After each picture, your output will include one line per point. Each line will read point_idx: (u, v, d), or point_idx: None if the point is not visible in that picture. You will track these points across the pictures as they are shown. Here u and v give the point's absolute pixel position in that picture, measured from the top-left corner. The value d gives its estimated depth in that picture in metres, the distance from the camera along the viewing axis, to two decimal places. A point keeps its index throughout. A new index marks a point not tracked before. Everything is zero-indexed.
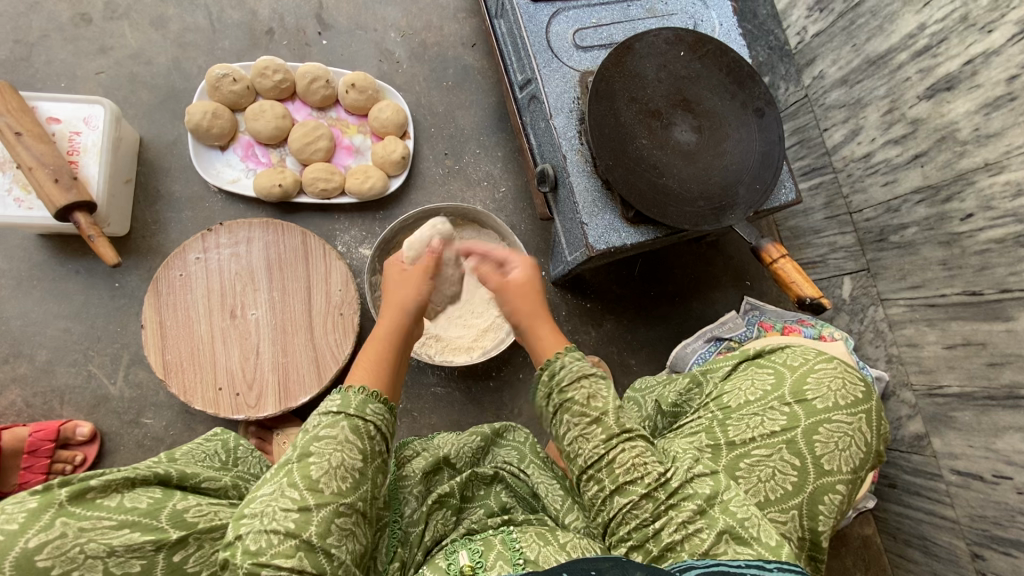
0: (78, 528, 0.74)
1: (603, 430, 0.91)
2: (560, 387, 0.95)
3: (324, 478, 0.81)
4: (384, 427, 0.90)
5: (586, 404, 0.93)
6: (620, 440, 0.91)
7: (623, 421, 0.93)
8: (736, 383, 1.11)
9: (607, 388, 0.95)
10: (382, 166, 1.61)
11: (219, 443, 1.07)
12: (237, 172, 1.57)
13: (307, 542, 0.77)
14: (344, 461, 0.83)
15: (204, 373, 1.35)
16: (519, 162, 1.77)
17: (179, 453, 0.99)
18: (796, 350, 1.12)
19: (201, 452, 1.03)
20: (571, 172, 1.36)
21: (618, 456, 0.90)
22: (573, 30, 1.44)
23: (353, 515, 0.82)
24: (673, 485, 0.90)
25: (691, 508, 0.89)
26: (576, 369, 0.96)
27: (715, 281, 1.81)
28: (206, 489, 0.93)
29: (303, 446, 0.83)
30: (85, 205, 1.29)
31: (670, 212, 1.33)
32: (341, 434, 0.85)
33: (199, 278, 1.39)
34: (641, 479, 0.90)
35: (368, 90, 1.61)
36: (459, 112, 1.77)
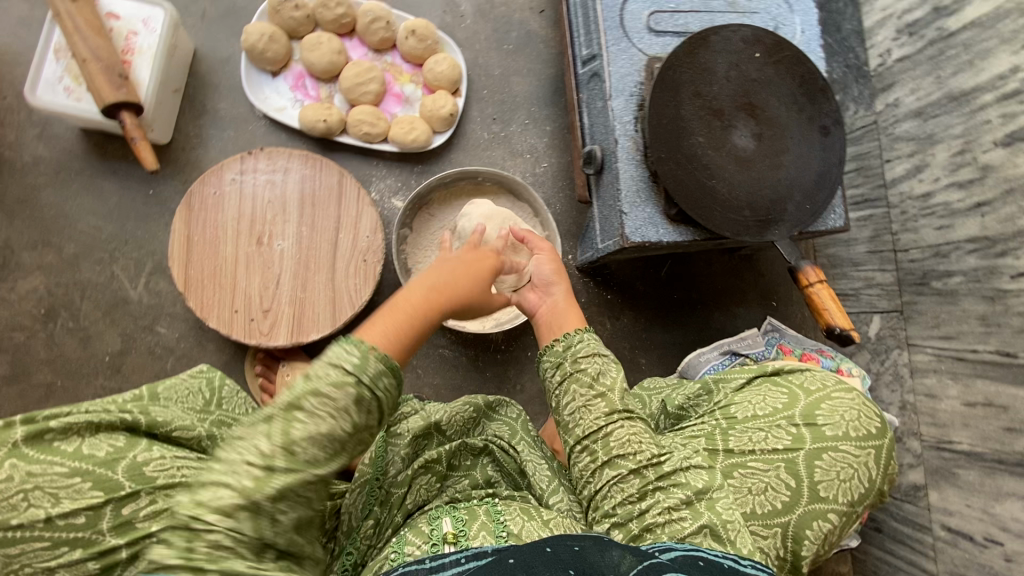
0: (25, 473, 0.82)
1: (606, 406, 0.98)
2: (574, 356, 1.02)
3: (301, 440, 0.71)
4: (385, 404, 0.77)
5: (595, 378, 1.00)
6: (619, 417, 0.97)
7: (626, 401, 0.99)
8: (747, 396, 1.08)
9: (615, 369, 1.02)
10: (430, 120, 1.59)
11: (205, 380, 1.06)
12: (284, 101, 1.55)
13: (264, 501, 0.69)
14: (331, 430, 0.72)
15: (224, 294, 1.36)
16: (567, 139, 1.73)
17: (162, 390, 1.00)
18: (814, 374, 1.11)
19: (185, 389, 1.03)
20: (620, 158, 1.32)
21: (614, 431, 0.96)
22: (649, 12, 1.39)
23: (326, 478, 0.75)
24: (663, 467, 0.94)
25: (677, 494, 0.91)
26: (591, 346, 1.03)
27: (741, 296, 1.79)
28: (177, 438, 0.94)
29: (297, 396, 0.72)
30: (132, 104, 1.28)
31: (713, 217, 1.30)
32: (341, 400, 0.73)
33: (231, 199, 1.39)
34: (632, 455, 0.95)
35: (427, 40, 1.58)
36: (515, 78, 1.72)
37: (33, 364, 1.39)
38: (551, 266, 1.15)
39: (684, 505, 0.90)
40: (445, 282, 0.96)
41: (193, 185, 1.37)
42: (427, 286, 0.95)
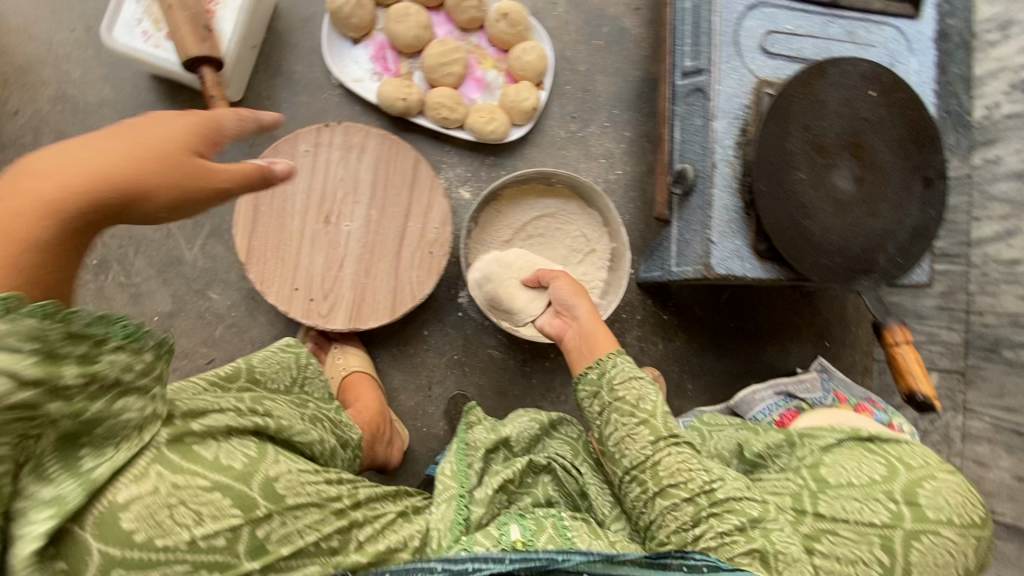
0: (171, 485, 0.67)
1: (652, 434, 1.00)
2: (610, 386, 1.05)
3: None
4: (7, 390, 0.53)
5: (635, 405, 1.02)
6: (666, 444, 0.99)
7: (670, 425, 1.01)
8: (839, 460, 1.04)
9: (655, 394, 1.04)
10: (510, 112, 1.52)
11: (293, 356, 1.05)
12: (362, 72, 1.47)
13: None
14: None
15: (285, 269, 1.31)
16: (645, 148, 1.66)
17: (255, 363, 0.98)
18: (913, 448, 1.07)
19: (276, 362, 1.01)
20: (716, 184, 1.26)
21: (663, 459, 0.98)
22: (765, 31, 1.30)
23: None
24: (716, 494, 0.95)
25: (733, 522, 0.93)
26: (627, 368, 1.05)
27: (795, 332, 1.77)
28: (296, 443, 0.84)
29: None
30: (215, 61, 1.20)
31: (803, 259, 1.25)
32: None
33: (303, 172, 1.32)
34: (684, 483, 0.96)
35: (519, 26, 1.50)
36: (600, 77, 1.64)
37: None
38: (569, 291, 1.18)
39: (742, 535, 0.92)
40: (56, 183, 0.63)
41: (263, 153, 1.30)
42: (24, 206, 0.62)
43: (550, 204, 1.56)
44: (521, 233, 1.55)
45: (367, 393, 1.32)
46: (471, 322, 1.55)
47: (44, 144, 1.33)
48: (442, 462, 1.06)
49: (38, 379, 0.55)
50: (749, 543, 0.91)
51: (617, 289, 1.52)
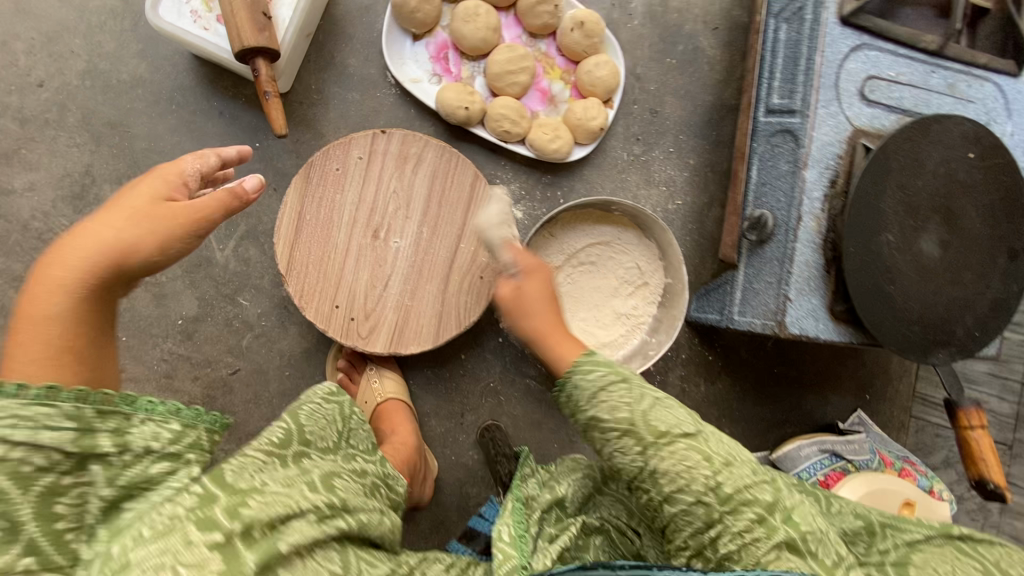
0: None
1: (637, 442, 0.91)
2: (581, 406, 0.97)
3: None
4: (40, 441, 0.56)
5: (612, 417, 0.93)
6: (656, 450, 0.90)
7: (654, 424, 0.91)
8: (928, 559, 0.94)
9: (628, 395, 0.94)
10: (574, 130, 1.41)
11: (336, 407, 0.97)
12: (421, 72, 1.36)
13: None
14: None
15: (327, 284, 1.21)
16: (709, 179, 1.56)
17: (300, 416, 0.88)
18: (1010, 553, 0.98)
19: (322, 416, 0.93)
20: (799, 238, 1.17)
21: (659, 466, 0.89)
22: (866, 76, 1.21)
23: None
24: (724, 491, 0.87)
25: (751, 519, 0.85)
26: (590, 384, 0.97)
27: (836, 382, 1.72)
28: (369, 534, 0.81)
29: None
30: (271, 53, 1.08)
31: (882, 325, 1.18)
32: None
33: (354, 180, 1.22)
34: (688, 487, 0.88)
35: (593, 38, 1.38)
36: (670, 99, 1.54)
37: None
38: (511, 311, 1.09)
39: (764, 532, 0.84)
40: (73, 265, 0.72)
41: (312, 160, 1.20)
42: (49, 297, 0.71)
43: (605, 232, 1.47)
44: (572, 260, 1.47)
45: (404, 425, 1.24)
46: (512, 349, 1.47)
47: (70, 123, 1.22)
48: (498, 523, 0.98)
49: (77, 444, 0.58)
50: (773, 539, 0.84)
51: (670, 329, 1.44)
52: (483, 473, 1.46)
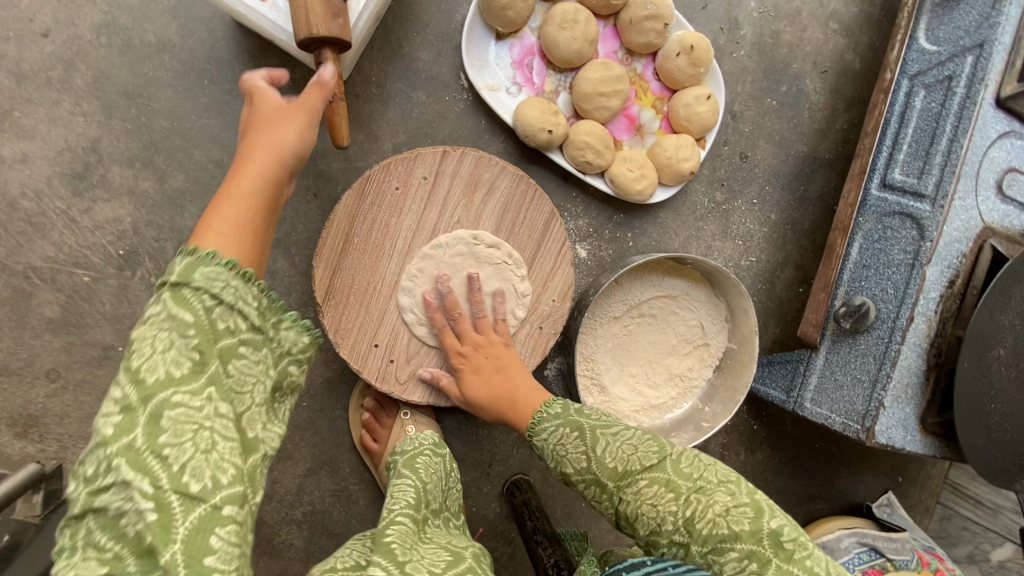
0: None
1: (602, 489, 0.88)
2: (546, 460, 0.95)
3: (146, 365, 0.58)
4: (234, 298, 0.61)
5: (575, 465, 0.91)
6: (624, 494, 0.86)
7: (613, 466, 0.87)
8: None
9: (581, 442, 0.91)
10: (661, 168, 1.23)
11: (443, 461, 0.97)
12: (500, 78, 1.17)
13: (120, 452, 0.55)
14: (170, 343, 0.58)
15: (368, 319, 1.04)
16: (790, 238, 1.42)
17: (418, 471, 0.91)
18: None
19: (434, 471, 0.93)
20: (906, 341, 1.05)
21: (632, 509, 0.85)
22: (1008, 167, 1.06)
23: (200, 410, 0.59)
24: (696, 527, 0.79)
25: (738, 557, 0.76)
26: (549, 445, 0.94)
27: (875, 462, 1.63)
28: None
29: (150, 376, 0.58)
30: (342, 45, 0.87)
31: (977, 445, 1.05)
32: (178, 332, 0.59)
33: (416, 204, 1.04)
34: (665, 525, 0.81)
35: (700, 68, 1.20)
36: (763, 143, 1.37)
37: (91, 316, 1.05)
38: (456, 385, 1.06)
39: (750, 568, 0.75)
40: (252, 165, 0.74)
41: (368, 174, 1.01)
42: (238, 187, 0.71)
43: (674, 285, 1.32)
44: (633, 311, 1.32)
45: None
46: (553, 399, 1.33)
47: (79, 86, 1.02)
48: None
49: (260, 324, 0.64)
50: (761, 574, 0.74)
51: (728, 402, 1.31)
52: (503, 529, 1.33)
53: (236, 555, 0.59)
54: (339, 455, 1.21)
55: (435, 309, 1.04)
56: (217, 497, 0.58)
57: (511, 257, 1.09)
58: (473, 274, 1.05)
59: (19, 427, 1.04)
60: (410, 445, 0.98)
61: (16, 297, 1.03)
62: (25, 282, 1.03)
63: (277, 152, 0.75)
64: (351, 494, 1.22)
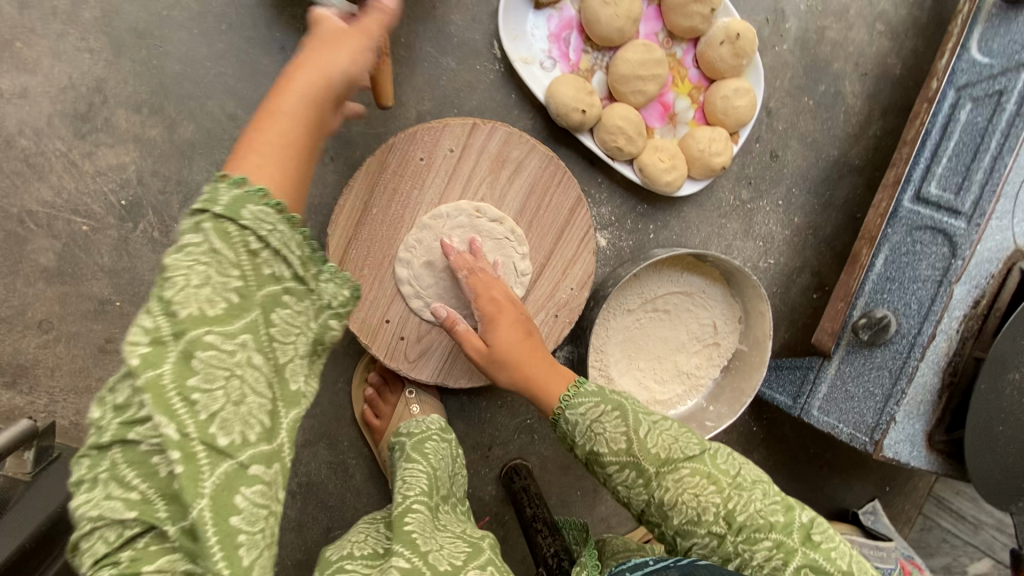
0: None
1: (640, 474, 0.82)
2: (574, 439, 0.87)
3: (181, 295, 0.51)
4: (280, 244, 0.56)
5: (609, 446, 0.84)
6: (660, 480, 0.81)
7: (653, 451, 0.82)
8: None
9: (623, 423, 0.84)
10: (691, 161, 1.19)
11: (449, 446, 0.96)
12: (534, 51, 1.11)
13: (146, 388, 0.49)
14: (208, 277, 0.52)
15: (380, 293, 1.00)
16: (812, 242, 1.38)
17: (427, 456, 0.88)
18: None
19: (443, 456, 0.92)
20: (925, 358, 1.05)
21: (666, 497, 0.80)
22: None
23: (233, 356, 0.52)
24: (735, 518, 0.77)
25: (769, 546, 0.75)
26: (584, 420, 0.86)
27: (865, 472, 1.64)
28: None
29: (181, 311, 0.50)
30: None
31: (979, 463, 1.04)
32: (217, 261, 0.52)
33: (440, 176, 1.00)
34: (701, 517, 0.78)
35: (742, 58, 1.15)
36: (795, 143, 1.33)
37: (88, 268, 1.00)
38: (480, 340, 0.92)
39: (782, 561, 0.74)
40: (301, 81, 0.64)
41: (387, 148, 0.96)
42: (281, 110, 0.61)
43: (691, 281, 1.29)
44: (648, 304, 1.29)
45: None
46: None
47: (88, 19, 0.95)
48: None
49: (304, 274, 0.58)
50: (790, 565, 0.74)
51: (733, 404, 1.30)
52: (498, 511, 1.32)
53: (263, 516, 0.54)
54: (338, 428, 1.18)
55: (456, 255, 0.97)
56: (246, 455, 0.52)
57: (512, 233, 1.03)
58: (477, 240, 0.99)
59: (8, 376, 0.99)
60: (418, 427, 0.95)
61: (9, 241, 0.98)
62: (20, 226, 0.98)
63: (327, 73, 0.64)
64: (347, 468, 1.20)
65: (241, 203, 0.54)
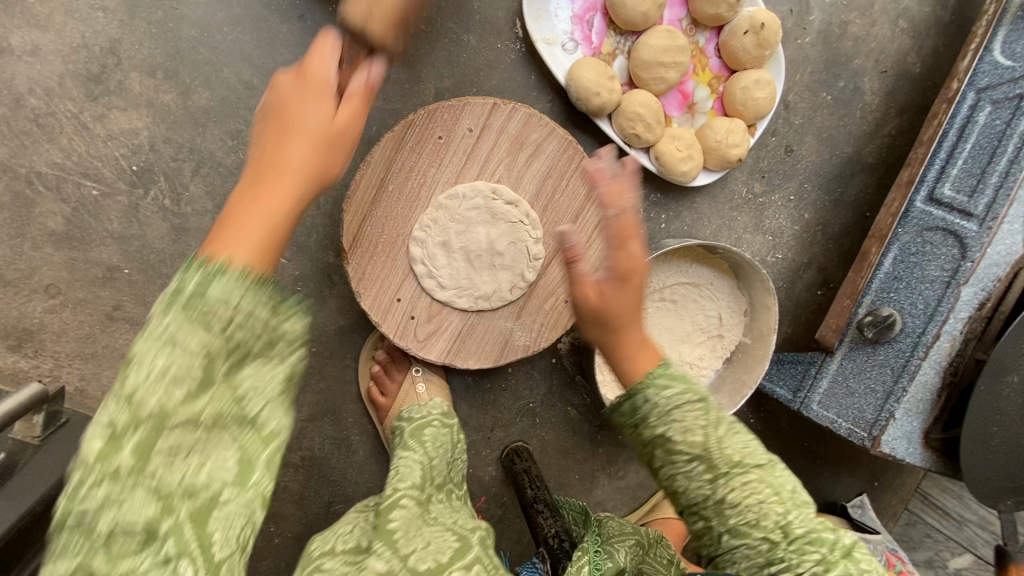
0: None
1: (708, 468, 0.65)
2: (644, 420, 0.68)
3: (142, 385, 0.45)
4: (246, 308, 0.48)
5: (681, 435, 0.66)
6: (728, 480, 0.64)
7: (728, 448, 0.66)
8: None
9: (704, 416, 0.67)
10: (707, 151, 1.18)
11: (450, 432, 0.96)
12: (557, 31, 1.09)
13: (102, 476, 0.45)
14: (170, 364, 0.45)
15: (393, 272, 0.99)
16: (822, 239, 1.38)
17: (425, 444, 0.89)
18: None
19: (442, 443, 0.92)
20: (928, 357, 1.07)
21: (727, 498, 0.64)
22: None
23: (197, 432, 0.47)
24: (793, 528, 0.62)
25: (818, 560, 0.61)
26: (664, 403, 0.67)
27: (856, 467, 1.67)
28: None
29: (135, 393, 0.45)
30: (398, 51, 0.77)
31: (974, 464, 1.06)
32: (183, 338, 0.46)
33: (458, 156, 0.99)
34: (755, 522, 0.63)
35: (765, 49, 1.13)
36: (810, 138, 1.33)
37: (97, 234, 0.99)
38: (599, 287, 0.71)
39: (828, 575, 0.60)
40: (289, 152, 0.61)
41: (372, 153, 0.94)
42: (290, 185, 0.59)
43: (700, 273, 1.30)
44: (656, 293, 1.29)
45: None
46: (561, 372, 1.33)
47: None
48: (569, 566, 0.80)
49: (273, 324, 0.51)
50: None
51: (734, 395, 1.31)
52: (498, 492, 1.33)
53: (240, 544, 0.51)
54: (343, 404, 1.18)
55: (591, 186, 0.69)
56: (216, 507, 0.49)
57: (527, 217, 1.03)
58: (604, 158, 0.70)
59: (13, 340, 0.98)
60: (419, 412, 0.97)
61: (17, 202, 0.96)
62: (28, 188, 0.96)
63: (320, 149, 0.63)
64: (351, 444, 1.20)
65: (207, 281, 0.47)
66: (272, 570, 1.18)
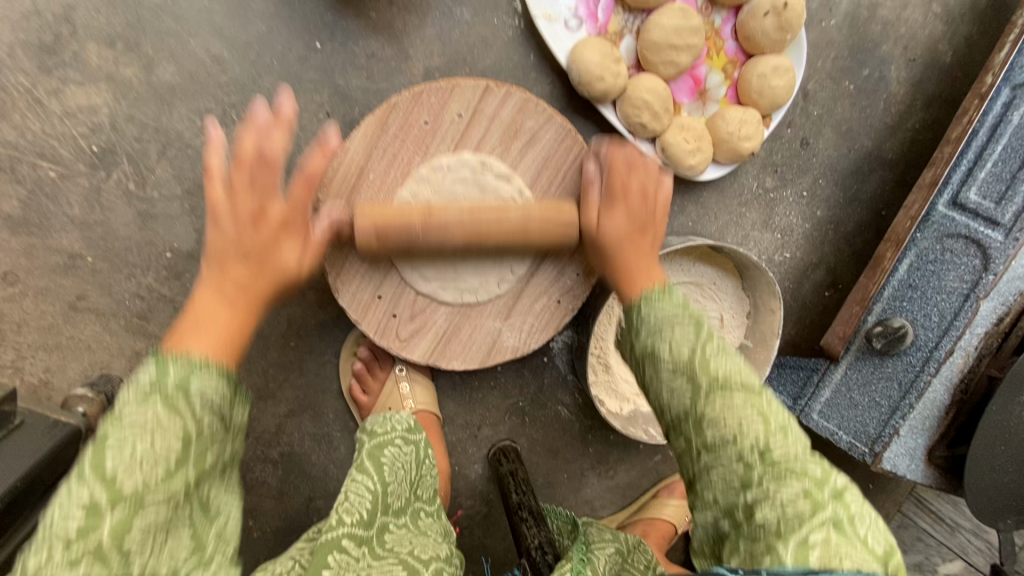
0: None
1: (689, 380, 0.65)
2: (634, 331, 0.71)
3: (122, 468, 0.51)
4: (215, 399, 0.57)
5: (664, 346, 0.67)
6: (708, 395, 0.64)
7: (718, 366, 0.65)
8: None
9: (694, 333, 0.67)
10: (718, 143, 1.09)
11: (415, 450, 0.87)
12: (560, 7, 1.00)
13: (82, 558, 0.50)
14: (149, 449, 0.52)
15: (376, 269, 0.93)
16: (834, 239, 1.31)
17: (382, 468, 0.79)
18: None
19: (405, 462, 0.84)
20: (937, 373, 1.03)
21: (704, 413, 0.63)
22: None
23: (162, 515, 0.54)
24: (772, 452, 0.60)
25: (796, 490, 0.58)
26: (655, 319, 0.70)
27: (853, 471, 1.63)
28: None
29: (112, 477, 0.51)
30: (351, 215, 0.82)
31: (975, 483, 1.01)
32: (159, 425, 0.53)
33: (446, 141, 0.91)
34: (730, 442, 0.61)
35: (787, 33, 1.04)
36: (828, 131, 1.24)
37: (57, 218, 0.92)
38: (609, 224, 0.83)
39: (809, 507, 0.57)
40: (245, 270, 0.69)
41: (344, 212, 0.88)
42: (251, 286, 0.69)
43: (703, 273, 1.23)
44: None
45: (436, 446, 1.07)
46: (553, 371, 1.28)
47: None
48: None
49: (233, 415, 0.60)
50: (819, 517, 0.57)
51: None
52: (483, 490, 1.29)
53: None
54: (323, 400, 1.14)
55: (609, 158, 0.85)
56: None
57: (519, 195, 0.93)
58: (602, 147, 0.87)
59: None
60: (382, 426, 0.85)
61: None
62: None
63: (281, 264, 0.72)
64: (331, 440, 1.16)
65: (186, 378, 0.56)
66: (249, 565, 1.15)
